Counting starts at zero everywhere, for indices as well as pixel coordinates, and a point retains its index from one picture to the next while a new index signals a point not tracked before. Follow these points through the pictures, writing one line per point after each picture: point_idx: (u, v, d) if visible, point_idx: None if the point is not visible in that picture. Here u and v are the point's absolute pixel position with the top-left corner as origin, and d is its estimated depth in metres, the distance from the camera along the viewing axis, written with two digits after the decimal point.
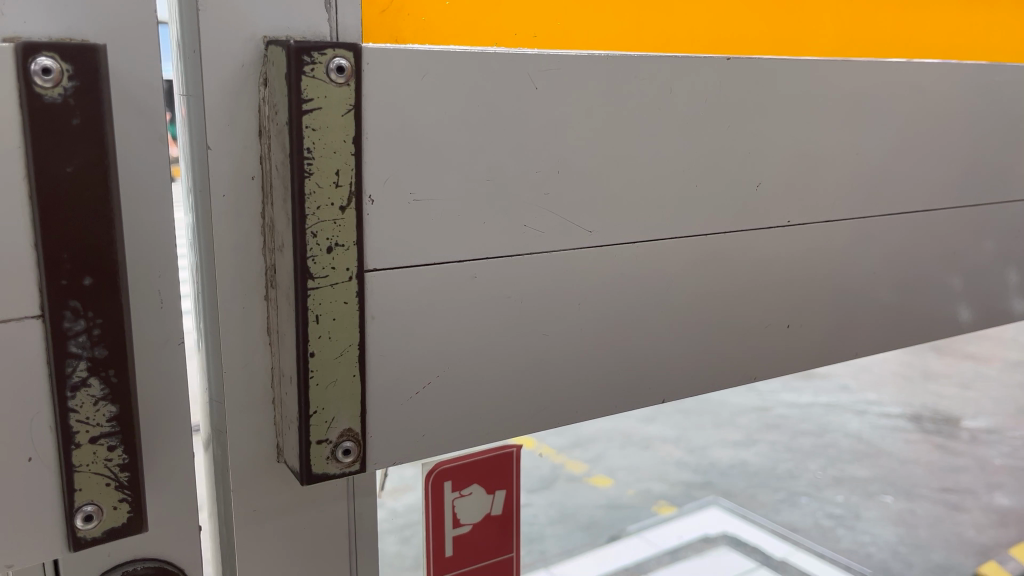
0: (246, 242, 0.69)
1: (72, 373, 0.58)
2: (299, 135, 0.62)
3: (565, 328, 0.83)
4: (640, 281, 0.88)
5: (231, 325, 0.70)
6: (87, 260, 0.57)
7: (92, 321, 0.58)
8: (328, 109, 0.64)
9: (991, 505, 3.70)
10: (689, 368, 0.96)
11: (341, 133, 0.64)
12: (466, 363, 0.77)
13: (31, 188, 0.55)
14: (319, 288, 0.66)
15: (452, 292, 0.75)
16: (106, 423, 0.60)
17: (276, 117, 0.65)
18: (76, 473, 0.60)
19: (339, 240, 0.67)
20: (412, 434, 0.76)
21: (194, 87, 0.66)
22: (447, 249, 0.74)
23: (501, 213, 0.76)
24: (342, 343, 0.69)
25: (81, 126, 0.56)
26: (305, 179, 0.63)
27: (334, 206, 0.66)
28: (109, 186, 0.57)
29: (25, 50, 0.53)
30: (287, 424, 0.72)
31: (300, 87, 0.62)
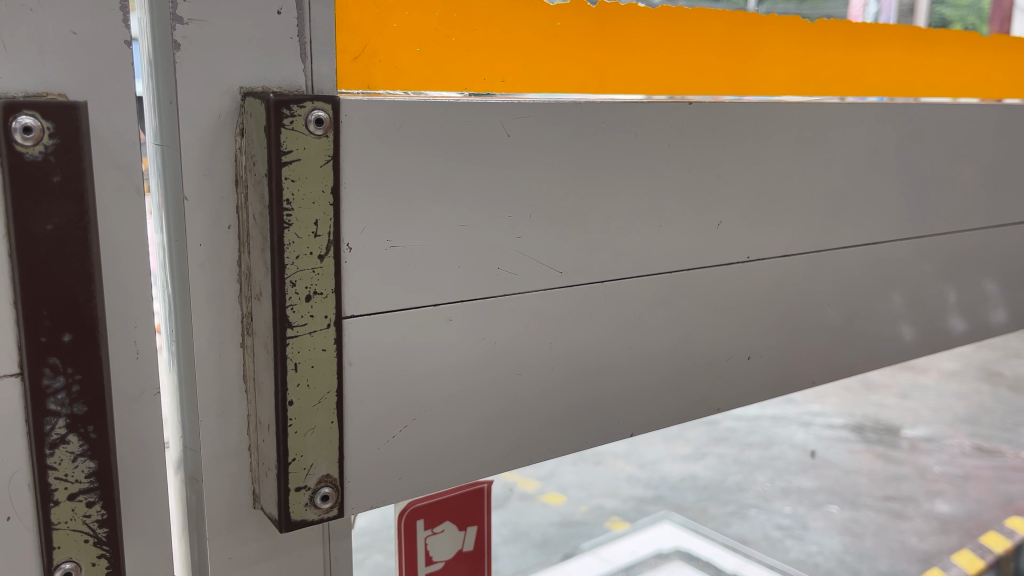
0: (222, 290, 0.69)
1: (50, 431, 0.58)
2: (278, 187, 0.63)
3: (537, 366, 0.85)
4: (607, 319, 0.90)
5: (206, 374, 0.69)
6: (67, 316, 0.57)
7: (71, 377, 0.58)
8: (307, 161, 0.64)
9: (931, 513, 3.82)
10: (655, 401, 0.98)
11: (319, 184, 0.65)
12: (441, 406, 0.78)
13: (11, 246, 0.55)
14: (297, 336, 0.67)
15: (428, 335, 0.76)
16: (85, 479, 0.60)
17: (254, 168, 0.66)
18: (54, 531, 0.59)
19: (317, 289, 0.67)
20: (389, 477, 0.76)
21: (170, 139, 0.66)
22: (422, 293, 0.75)
23: (475, 259, 0.77)
24: (320, 390, 0.69)
25: (62, 183, 0.56)
26: (285, 228, 0.64)
27: (312, 255, 0.66)
28: (89, 242, 0.57)
29: (6, 109, 0.53)
30: (264, 471, 0.72)
31: (279, 139, 0.62)
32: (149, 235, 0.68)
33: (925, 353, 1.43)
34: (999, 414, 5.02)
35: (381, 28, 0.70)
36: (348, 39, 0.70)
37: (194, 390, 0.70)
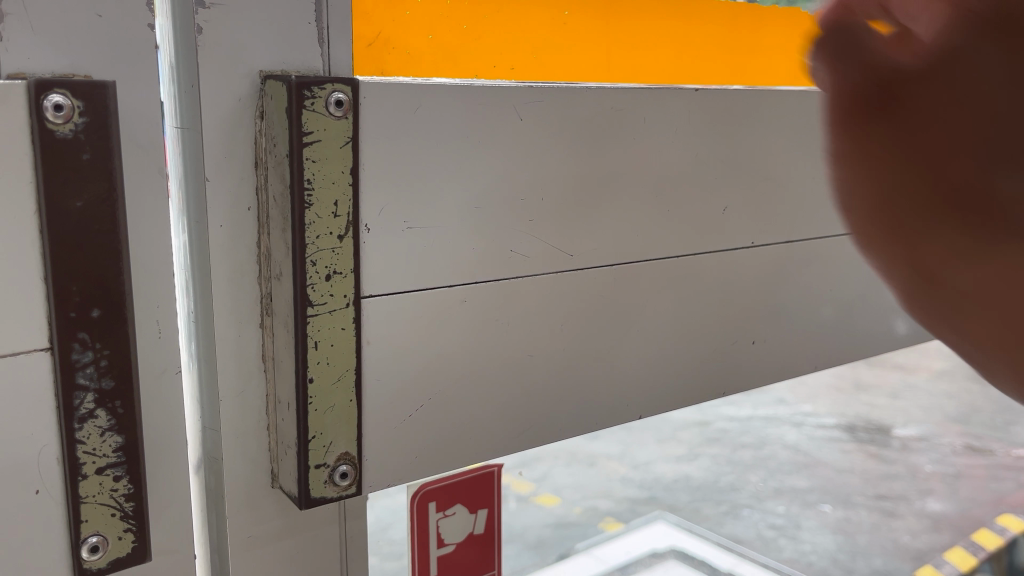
0: (242, 271, 0.70)
1: (79, 405, 0.59)
2: (299, 167, 0.64)
3: (547, 348, 0.86)
4: (616, 303, 0.91)
5: (226, 354, 0.71)
6: (96, 292, 0.58)
7: (100, 352, 0.59)
8: (328, 141, 0.65)
9: (923, 511, 3.84)
10: (663, 385, 1.00)
11: (339, 164, 0.66)
12: (456, 387, 0.80)
13: (42, 223, 0.56)
14: (317, 315, 0.68)
15: (444, 316, 0.78)
16: (113, 453, 0.61)
17: (274, 149, 0.67)
18: (82, 504, 0.60)
19: (337, 269, 0.68)
20: (405, 455, 0.78)
21: (191, 121, 0.67)
22: (435, 275, 0.76)
23: (487, 242, 0.79)
24: (339, 368, 0.70)
25: (91, 161, 0.56)
26: (306, 207, 0.65)
27: (332, 235, 0.67)
28: (117, 218, 0.58)
29: (36, 87, 0.54)
30: (283, 448, 0.73)
31: (300, 120, 0.63)
32: (171, 217, 0.70)
33: (920, 345, 1.45)
34: (989, 413, 5.06)
35: (394, 16, 0.72)
36: (363, 26, 0.71)
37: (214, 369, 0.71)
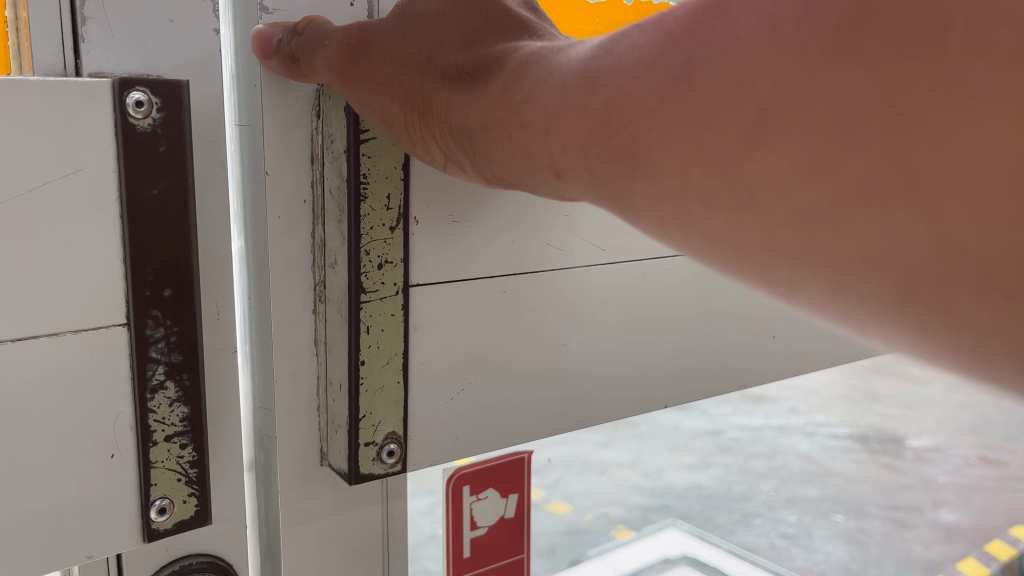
0: (297, 260, 0.75)
1: (151, 376, 0.64)
2: (355, 164, 0.70)
3: (582, 339, 0.92)
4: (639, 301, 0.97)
5: (282, 336, 0.76)
6: (167, 274, 0.64)
7: (170, 328, 0.65)
8: (382, 138, 0.71)
9: (934, 522, 3.86)
10: (685, 377, 1.04)
11: (392, 160, 0.72)
12: (496, 373, 0.84)
13: (122, 209, 0.61)
14: (370, 301, 0.73)
15: (486, 307, 0.83)
16: (179, 422, 0.66)
17: (332, 146, 0.73)
18: (153, 469, 0.65)
19: (388, 258, 0.74)
20: (448, 438, 0.82)
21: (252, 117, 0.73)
22: (477, 265, 0.81)
23: (524, 236, 0.84)
24: (388, 352, 0.75)
25: (166, 153, 0.62)
26: (360, 201, 0.71)
27: (385, 227, 0.73)
28: (187, 207, 0.64)
29: (122, 84, 0.59)
30: (334, 427, 0.78)
31: (357, 117, 0.69)
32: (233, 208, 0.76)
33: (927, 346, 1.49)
34: (1001, 424, 5.08)
35: None
36: None
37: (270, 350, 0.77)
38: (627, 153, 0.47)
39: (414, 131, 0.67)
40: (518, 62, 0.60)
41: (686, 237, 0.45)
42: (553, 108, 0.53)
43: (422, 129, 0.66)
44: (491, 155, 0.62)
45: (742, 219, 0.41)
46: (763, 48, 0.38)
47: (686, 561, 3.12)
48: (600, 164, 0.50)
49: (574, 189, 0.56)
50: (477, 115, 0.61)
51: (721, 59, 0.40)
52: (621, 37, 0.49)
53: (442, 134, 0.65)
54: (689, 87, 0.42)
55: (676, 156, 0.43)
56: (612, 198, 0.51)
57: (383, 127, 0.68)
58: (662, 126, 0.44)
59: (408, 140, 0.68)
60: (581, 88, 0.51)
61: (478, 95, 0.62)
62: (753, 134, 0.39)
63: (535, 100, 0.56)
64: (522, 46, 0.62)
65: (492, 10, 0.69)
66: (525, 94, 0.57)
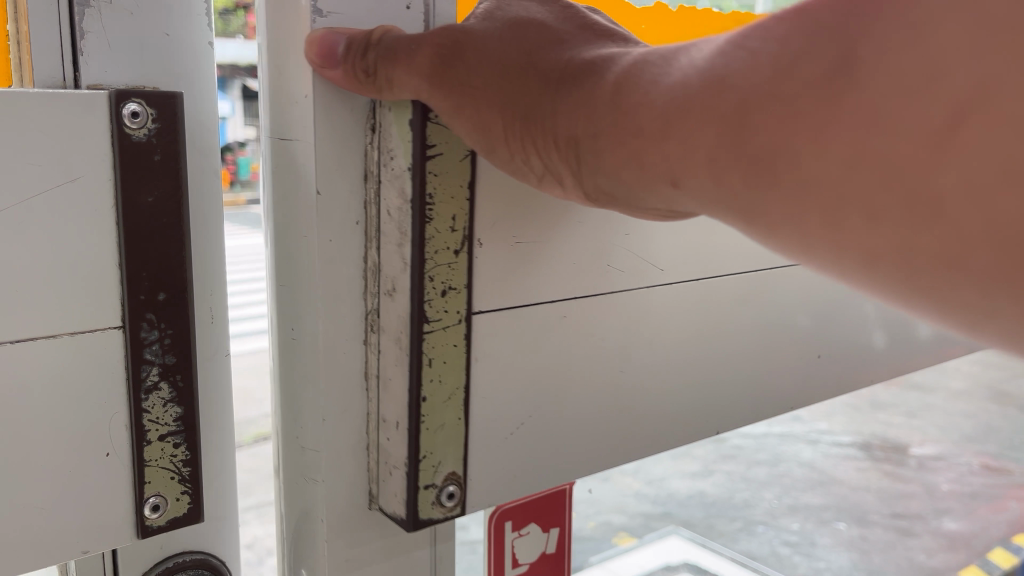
0: (348, 287, 0.75)
1: (146, 377, 0.66)
2: (422, 187, 0.70)
3: (637, 365, 0.94)
4: (674, 322, 0.98)
5: (335, 360, 0.75)
6: (162, 278, 0.66)
7: (164, 331, 0.67)
8: (447, 156, 0.71)
9: (937, 530, 3.85)
10: (699, 391, 1.04)
11: (457, 179, 0.72)
12: (550, 402, 0.86)
13: (118, 215, 0.63)
14: (433, 332, 0.73)
15: (546, 334, 0.84)
16: (173, 422, 0.69)
17: (390, 163, 0.72)
18: (147, 467, 0.68)
19: (452, 284, 0.74)
20: (513, 470, 0.84)
21: (302, 130, 0.72)
22: (540, 288, 0.83)
23: (581, 255, 0.86)
24: (450, 387, 0.76)
25: (161, 162, 0.65)
26: (425, 229, 0.70)
27: (449, 249, 0.73)
28: (181, 213, 0.66)
29: (118, 96, 0.62)
30: (389, 468, 0.77)
31: (426, 133, 0.69)
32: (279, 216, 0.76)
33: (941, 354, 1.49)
34: (1008, 433, 5.05)
35: None
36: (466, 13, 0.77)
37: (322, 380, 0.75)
38: (768, 161, 0.46)
39: (512, 140, 0.66)
40: (623, 69, 0.60)
41: (847, 251, 0.44)
42: (669, 111, 0.53)
43: (520, 138, 0.66)
44: (598, 167, 0.61)
45: (921, 230, 0.40)
46: (945, 42, 0.37)
47: (687, 568, 3.11)
48: (728, 170, 0.49)
49: (694, 200, 0.54)
50: (585, 124, 0.60)
51: (887, 54, 0.39)
52: (747, 34, 0.49)
53: (548, 143, 0.64)
54: (851, 88, 0.41)
55: (836, 166, 0.42)
56: (742, 209, 0.50)
57: (473, 136, 0.68)
58: (814, 135, 0.43)
59: (502, 153, 0.68)
60: (710, 88, 0.49)
61: (585, 99, 0.61)
62: (938, 138, 0.37)
63: (648, 101, 0.55)
64: (630, 51, 0.62)
65: (579, 24, 0.71)
66: (636, 96, 0.56)
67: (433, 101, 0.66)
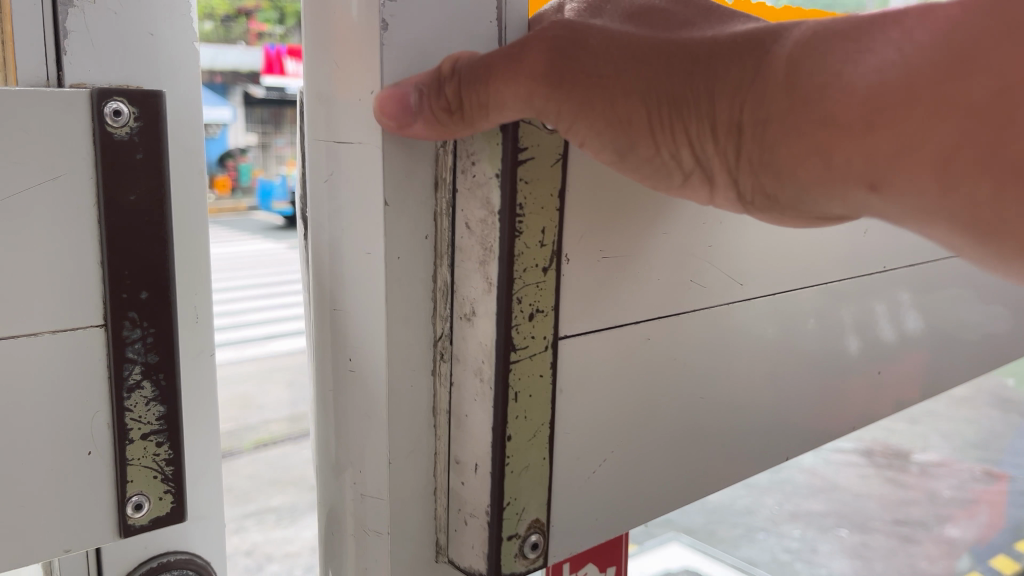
0: (413, 311, 0.60)
1: (128, 376, 0.66)
2: (512, 188, 0.55)
3: (720, 392, 0.77)
4: (771, 345, 0.81)
5: (400, 403, 0.60)
6: (145, 277, 0.66)
7: (147, 329, 0.67)
8: (539, 160, 0.56)
9: (941, 538, 3.79)
10: (799, 425, 0.87)
11: (549, 186, 0.57)
12: (639, 438, 0.70)
13: (99, 213, 0.63)
14: (519, 361, 0.58)
15: (633, 361, 0.68)
16: (155, 421, 0.69)
17: (472, 167, 0.57)
18: (129, 466, 0.67)
19: (539, 306, 0.59)
20: (589, 519, 0.67)
21: (360, 130, 0.57)
22: (626, 308, 0.66)
23: (672, 270, 0.69)
24: (536, 424, 0.61)
25: (143, 160, 0.65)
26: (515, 232, 0.56)
27: (538, 267, 0.58)
28: (164, 212, 0.66)
29: (100, 94, 0.62)
30: (463, 517, 0.62)
31: (518, 132, 0.55)
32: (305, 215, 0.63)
33: None
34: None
35: None
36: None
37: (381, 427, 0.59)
38: (1010, 144, 0.39)
39: (662, 131, 0.53)
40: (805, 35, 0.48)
41: None
42: (884, 97, 0.43)
43: (671, 130, 0.53)
44: (774, 167, 0.50)
45: None
46: None
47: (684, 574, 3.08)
48: (942, 162, 0.42)
49: (895, 208, 0.46)
50: (752, 111, 0.50)
51: None
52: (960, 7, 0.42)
53: (706, 131, 0.53)
54: None
55: None
56: (976, 210, 0.42)
57: (604, 143, 0.54)
58: None
59: (646, 150, 0.55)
60: (937, 63, 0.42)
61: (753, 82, 0.50)
62: None
63: (861, 84, 0.44)
64: (811, 21, 0.50)
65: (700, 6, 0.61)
66: (828, 78, 0.46)
67: (557, 106, 0.53)
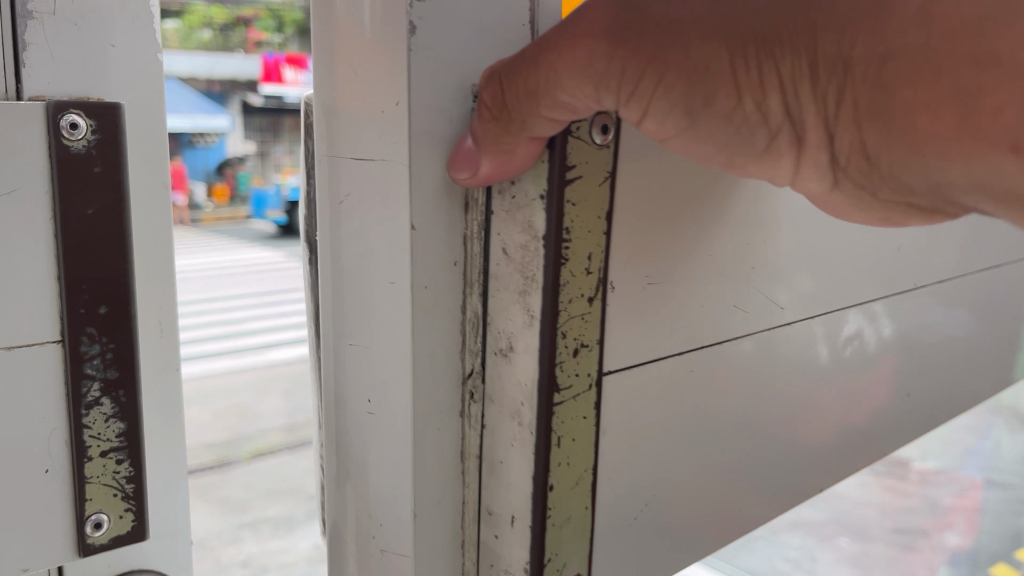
0: (441, 348, 0.56)
1: (86, 393, 0.65)
2: (558, 215, 0.51)
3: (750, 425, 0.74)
4: (795, 372, 0.78)
5: (427, 448, 0.56)
6: (103, 292, 0.65)
7: (106, 345, 0.66)
8: (587, 182, 0.53)
9: (940, 547, 3.77)
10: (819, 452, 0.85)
11: (596, 210, 0.54)
12: (675, 479, 0.67)
13: (56, 228, 0.62)
14: (563, 402, 0.55)
15: (672, 397, 0.65)
16: (115, 438, 0.67)
17: (513, 191, 0.53)
18: (87, 484, 0.67)
19: (584, 340, 0.56)
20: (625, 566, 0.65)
21: (384, 147, 0.52)
22: (667, 336, 0.63)
23: (711, 296, 0.66)
24: (579, 469, 0.57)
25: (101, 174, 0.63)
26: (557, 267, 0.52)
27: (583, 298, 0.55)
28: (124, 227, 0.65)
29: (55, 107, 0.61)
30: (497, 571, 0.59)
31: (567, 150, 0.51)
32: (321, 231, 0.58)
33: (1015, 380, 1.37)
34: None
35: None
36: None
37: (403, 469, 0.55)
38: None
39: (747, 73, 0.45)
40: None
41: None
42: None
43: (759, 75, 0.45)
44: (889, 119, 0.42)
45: None
46: None
47: None
48: None
49: None
50: (867, 46, 0.41)
51: None
52: None
53: (801, 74, 0.44)
54: None
55: None
56: None
57: (669, 100, 0.47)
58: None
59: (724, 102, 0.46)
60: None
61: (875, 14, 0.41)
62: None
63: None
64: None
65: None
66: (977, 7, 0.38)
67: (620, 67, 0.46)
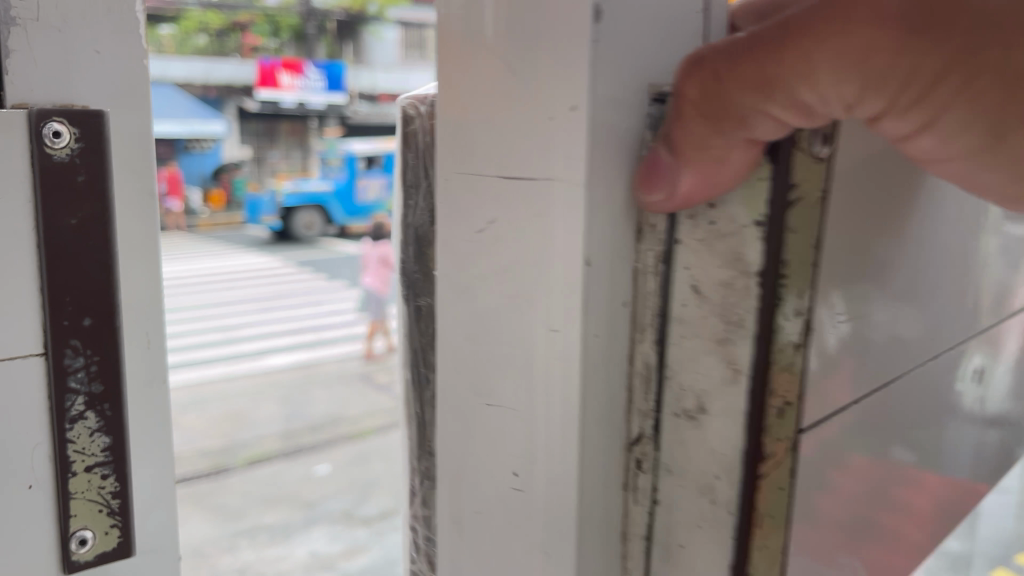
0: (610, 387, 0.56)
1: (71, 407, 0.64)
2: (777, 245, 0.49)
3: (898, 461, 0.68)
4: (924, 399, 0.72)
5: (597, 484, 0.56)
6: (88, 303, 0.64)
7: (90, 358, 0.64)
8: (808, 204, 0.49)
9: None
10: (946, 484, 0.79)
11: (812, 238, 0.50)
12: (861, 517, 0.64)
13: (38, 238, 0.61)
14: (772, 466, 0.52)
15: (848, 439, 0.60)
16: (100, 453, 0.66)
17: (732, 218, 0.51)
18: (72, 500, 0.65)
19: (790, 397, 0.52)
20: None
21: (555, 169, 0.52)
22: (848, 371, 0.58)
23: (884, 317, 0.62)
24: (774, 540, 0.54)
25: (85, 183, 0.62)
26: (809, 303, 0.50)
27: (789, 345, 0.51)
28: (109, 236, 0.64)
29: (37, 115, 0.60)
30: None
31: (789, 168, 0.48)
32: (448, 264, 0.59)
33: None
34: None
35: None
36: None
37: (559, 518, 0.57)
38: None
39: None
40: None
41: None
42: None
43: None
44: None
45: None
46: None
47: None
48: None
49: None
50: None
51: None
52: None
53: None
54: None
55: None
56: None
57: (970, 112, 0.42)
58: None
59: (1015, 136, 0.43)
60: None
61: None
62: None
63: None
64: None
65: None
66: None
67: (904, 77, 0.41)
